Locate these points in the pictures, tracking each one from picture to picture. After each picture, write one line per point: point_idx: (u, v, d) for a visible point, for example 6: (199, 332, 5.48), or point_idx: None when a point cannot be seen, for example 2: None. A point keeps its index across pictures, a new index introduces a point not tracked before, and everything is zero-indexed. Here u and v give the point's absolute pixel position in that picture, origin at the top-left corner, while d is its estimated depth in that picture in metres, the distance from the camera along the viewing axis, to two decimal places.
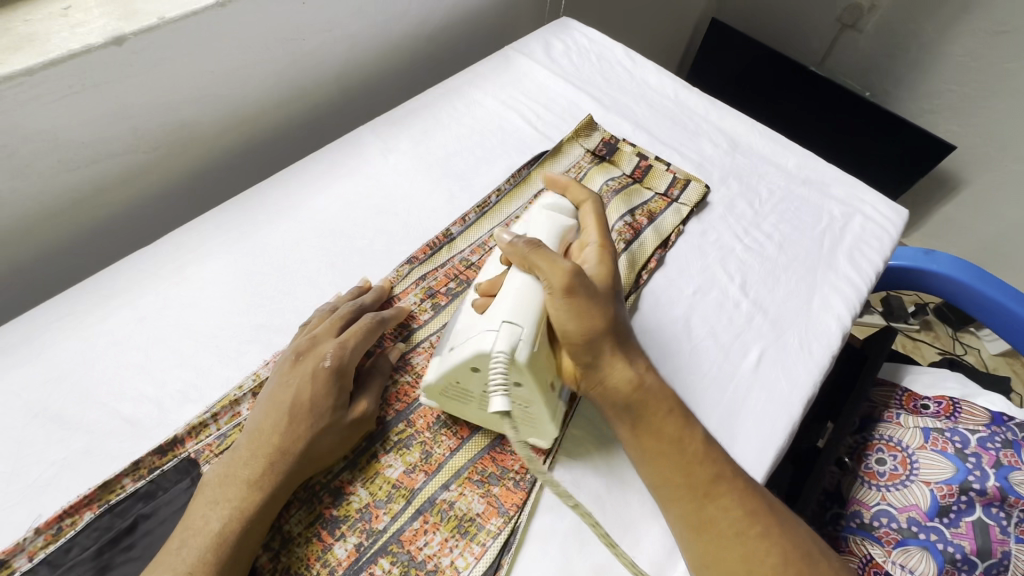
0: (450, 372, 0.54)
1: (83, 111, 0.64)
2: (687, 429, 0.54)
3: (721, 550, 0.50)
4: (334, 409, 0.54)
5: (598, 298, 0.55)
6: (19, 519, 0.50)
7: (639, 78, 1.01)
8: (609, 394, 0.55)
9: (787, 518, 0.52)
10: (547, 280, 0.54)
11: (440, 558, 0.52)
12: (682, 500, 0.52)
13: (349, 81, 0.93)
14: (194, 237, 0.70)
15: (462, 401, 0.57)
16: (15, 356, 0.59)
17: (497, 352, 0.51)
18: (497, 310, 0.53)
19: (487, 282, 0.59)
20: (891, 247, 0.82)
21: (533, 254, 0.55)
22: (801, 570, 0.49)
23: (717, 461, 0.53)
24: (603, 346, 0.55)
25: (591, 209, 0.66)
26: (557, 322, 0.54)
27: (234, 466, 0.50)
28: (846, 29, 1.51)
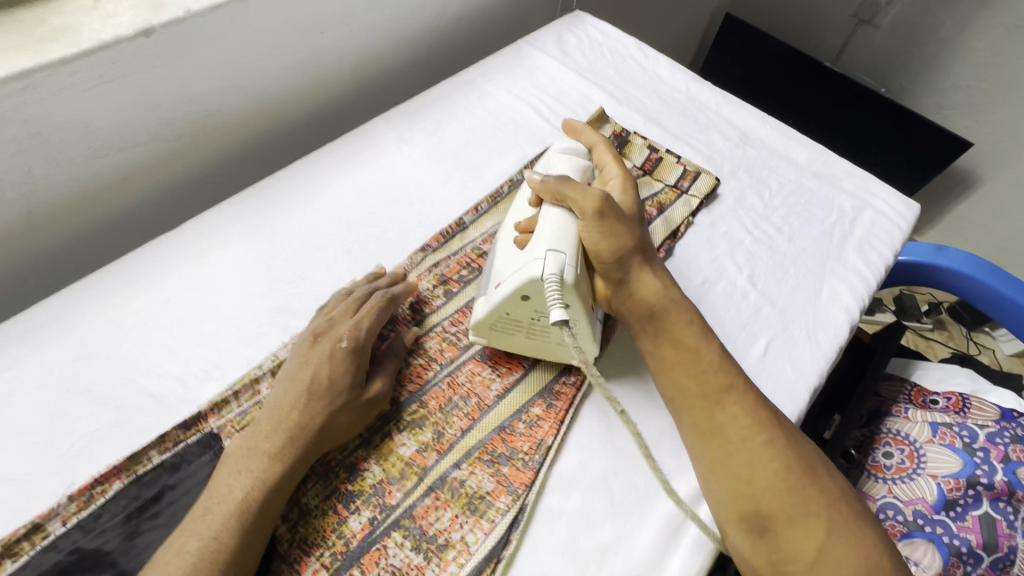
0: (503, 302, 0.59)
1: (111, 99, 0.67)
2: (705, 342, 0.59)
3: (726, 454, 0.53)
4: (353, 385, 0.56)
5: (624, 221, 0.62)
6: (53, 487, 0.53)
7: (650, 71, 1.02)
8: (639, 305, 0.61)
9: (796, 437, 0.54)
10: (580, 208, 0.60)
11: (450, 533, 0.53)
12: (693, 407, 0.56)
13: (365, 74, 0.95)
14: (214, 223, 0.73)
15: (510, 334, 0.62)
16: (46, 334, 0.62)
17: (548, 275, 0.56)
18: (540, 240, 0.59)
19: (526, 221, 0.63)
20: (901, 241, 0.82)
21: (565, 186, 0.62)
22: (800, 483, 0.51)
23: (732, 373, 0.57)
24: (631, 262, 0.61)
25: (604, 150, 0.73)
26: (591, 242, 0.60)
27: (260, 436, 0.52)
28: (862, 25, 1.50)
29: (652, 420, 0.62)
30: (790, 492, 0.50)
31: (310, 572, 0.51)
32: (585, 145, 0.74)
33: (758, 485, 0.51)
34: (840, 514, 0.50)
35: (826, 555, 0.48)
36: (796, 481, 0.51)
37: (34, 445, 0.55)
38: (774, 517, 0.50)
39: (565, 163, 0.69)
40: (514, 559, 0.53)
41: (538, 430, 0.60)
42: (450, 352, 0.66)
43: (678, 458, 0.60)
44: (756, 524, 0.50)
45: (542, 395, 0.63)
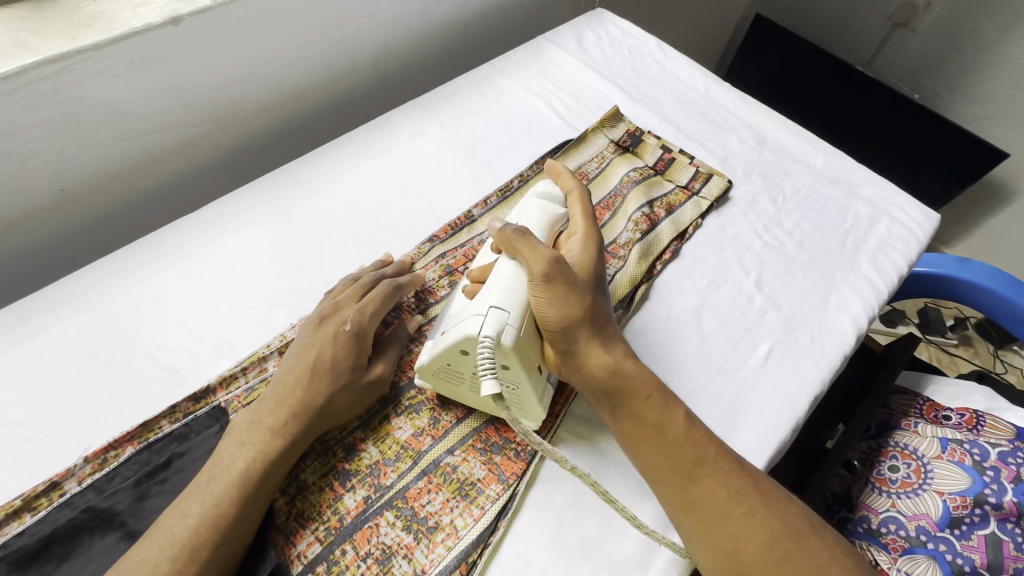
0: (441, 354, 0.57)
1: (139, 84, 0.70)
2: (670, 410, 0.55)
3: (707, 530, 0.50)
4: (355, 368, 0.58)
5: (576, 287, 0.57)
6: (71, 448, 0.56)
7: (669, 71, 1.01)
8: (587, 379, 0.56)
9: (777, 498, 0.51)
10: (529, 266, 0.57)
11: (441, 516, 0.55)
12: (666, 482, 0.52)
13: (385, 66, 0.97)
14: (232, 206, 0.76)
15: (454, 384, 0.59)
16: (71, 306, 0.65)
17: (484, 335, 0.54)
18: (487, 296, 0.56)
19: (479, 270, 0.62)
20: (917, 251, 0.81)
21: (518, 240, 0.59)
22: (789, 549, 0.48)
23: (702, 442, 0.53)
24: (579, 334, 0.56)
25: (578, 198, 0.67)
26: (537, 307, 0.56)
27: (262, 415, 0.54)
28: (897, 29, 1.45)
29: None
30: (780, 562, 0.48)
31: (304, 544, 0.53)
32: (562, 191, 0.69)
33: (743, 560, 0.48)
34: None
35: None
36: (783, 549, 0.48)
37: (55, 409, 0.58)
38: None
39: (535, 209, 0.66)
40: (501, 545, 0.54)
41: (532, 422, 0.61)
42: None
43: None
44: None
45: None
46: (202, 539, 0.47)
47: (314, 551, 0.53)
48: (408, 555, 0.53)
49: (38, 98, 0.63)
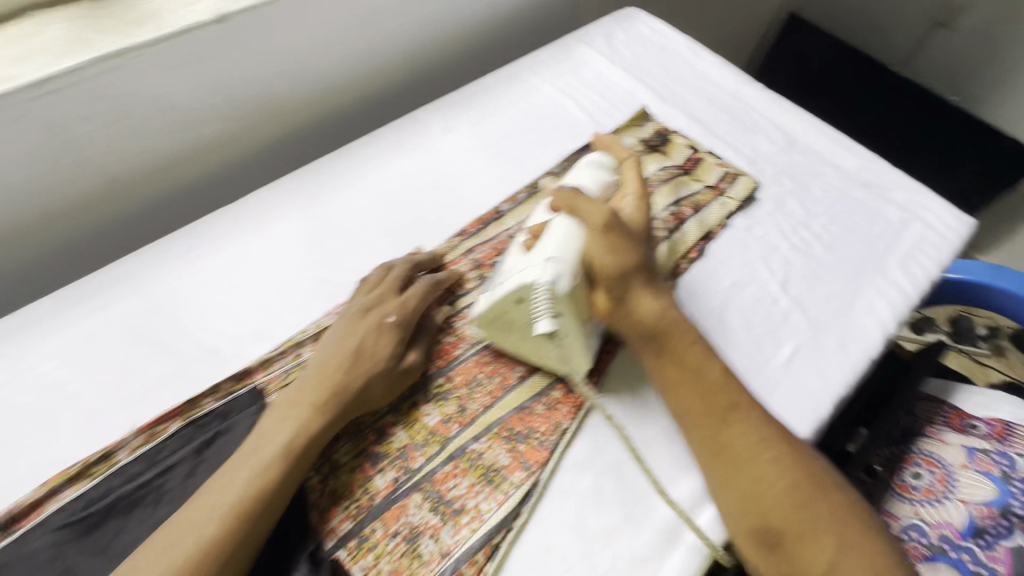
0: (499, 302, 0.61)
1: (188, 79, 0.73)
2: (709, 360, 0.59)
3: (732, 471, 0.54)
4: (393, 355, 0.61)
5: (632, 239, 0.61)
6: (121, 422, 0.60)
7: (699, 71, 1.01)
8: (637, 324, 0.59)
9: (803, 451, 0.55)
10: (589, 220, 0.61)
11: (466, 500, 0.57)
12: (699, 425, 0.56)
13: (418, 63, 0.99)
14: (271, 197, 0.79)
15: (505, 333, 0.63)
16: (122, 288, 0.69)
17: (542, 283, 0.59)
18: (542, 248, 0.61)
19: (537, 226, 0.65)
20: (948, 257, 0.80)
21: (576, 199, 0.62)
22: (809, 497, 0.52)
23: (737, 391, 0.57)
24: (632, 282, 0.60)
25: (632, 166, 0.72)
26: (595, 257, 0.59)
27: (301, 394, 0.57)
28: (937, 29, 1.42)
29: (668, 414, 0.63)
30: (799, 507, 0.51)
31: (337, 520, 0.56)
32: (614, 159, 0.75)
33: (766, 500, 0.52)
34: (851, 528, 0.51)
35: (838, 569, 0.49)
36: (804, 496, 0.52)
37: (108, 384, 0.62)
38: (784, 532, 0.50)
39: (587, 175, 0.71)
40: (524, 531, 0.56)
41: (555, 413, 0.63)
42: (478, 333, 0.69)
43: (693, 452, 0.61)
44: (766, 539, 0.51)
45: (563, 379, 0.65)
46: (247, 505, 0.50)
47: (346, 527, 0.55)
48: (435, 535, 0.55)
49: (96, 91, 0.67)
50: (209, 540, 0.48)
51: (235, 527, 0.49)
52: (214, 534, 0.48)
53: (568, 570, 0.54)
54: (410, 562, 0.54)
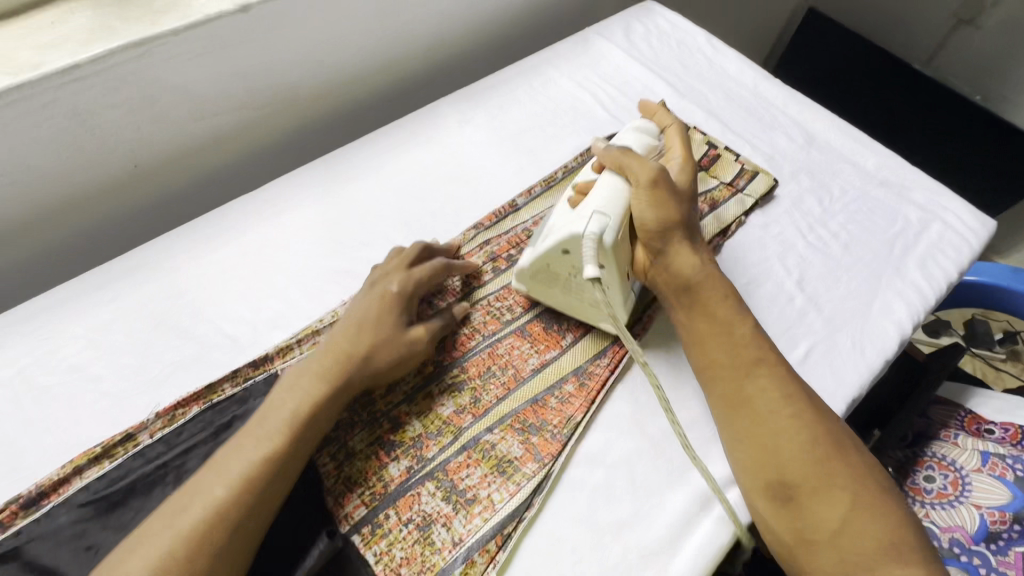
0: (544, 254, 0.64)
1: (209, 68, 0.74)
2: (737, 317, 0.60)
3: (753, 423, 0.53)
4: (395, 323, 0.62)
5: (676, 196, 0.64)
6: (143, 404, 0.61)
7: (718, 66, 1.00)
8: (674, 277, 0.63)
9: (826, 412, 0.54)
10: (635, 176, 0.63)
11: (479, 490, 0.58)
12: (723, 376, 0.57)
13: (435, 56, 0.99)
14: (289, 187, 0.80)
15: (549, 285, 0.67)
16: (144, 274, 0.71)
17: (587, 233, 0.60)
18: (589, 203, 0.63)
19: (583, 182, 0.67)
20: (968, 259, 0.79)
21: (624, 156, 0.64)
22: (828, 454, 0.51)
23: (763, 346, 0.57)
24: (672, 236, 0.63)
25: (676, 132, 0.73)
26: (639, 213, 0.62)
27: (313, 362, 0.58)
28: (961, 26, 1.39)
29: (681, 410, 0.64)
30: (816, 463, 0.50)
31: (351, 506, 0.56)
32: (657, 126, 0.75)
33: (783, 454, 0.51)
34: (867, 488, 0.50)
35: (849, 525, 0.48)
36: (822, 453, 0.51)
37: (130, 367, 0.64)
38: (799, 485, 0.50)
39: (631, 137, 0.71)
40: (535, 521, 0.57)
41: (568, 406, 0.63)
42: (492, 325, 0.69)
43: (704, 449, 0.61)
44: (781, 492, 0.51)
45: (577, 372, 0.66)
46: (256, 475, 0.50)
47: (360, 513, 0.56)
48: (447, 523, 0.56)
49: (120, 79, 0.68)
50: (217, 510, 0.48)
51: (242, 498, 0.49)
52: (221, 501, 0.48)
53: (579, 561, 0.55)
54: (423, 549, 0.54)
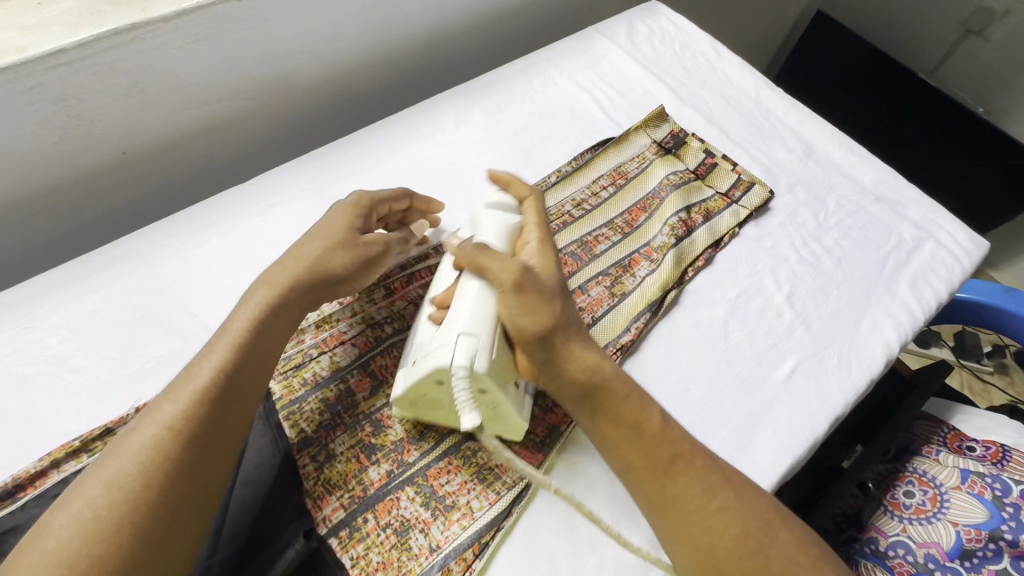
0: (416, 386, 0.55)
1: (201, 56, 0.72)
2: (646, 414, 0.54)
3: (680, 526, 0.50)
4: (350, 228, 0.64)
5: (547, 295, 0.56)
6: (124, 398, 0.61)
7: (720, 71, 0.99)
8: (567, 385, 0.55)
9: (749, 491, 0.52)
10: (498, 279, 0.55)
11: (458, 496, 0.58)
12: (642, 482, 0.52)
13: (434, 49, 0.97)
14: (280, 180, 0.79)
15: (431, 409, 0.58)
16: (130, 264, 0.70)
17: (457, 366, 0.52)
18: (453, 323, 0.55)
19: (443, 294, 0.60)
20: (959, 279, 0.78)
21: (482, 255, 0.57)
22: (760, 542, 0.49)
23: (680, 439, 0.53)
24: (556, 341, 0.54)
25: (533, 205, 0.66)
26: (512, 319, 0.55)
27: (269, 272, 0.59)
28: (968, 36, 1.38)
29: None
30: (749, 555, 0.48)
31: (329, 508, 0.56)
32: (514, 199, 0.67)
33: (716, 553, 0.48)
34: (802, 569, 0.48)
35: None
36: (754, 542, 0.49)
37: (112, 360, 0.63)
38: None
39: (492, 224, 0.63)
40: (513, 530, 0.57)
41: (551, 416, 0.63)
42: None
43: None
44: None
45: None
46: (213, 382, 0.51)
47: (338, 516, 0.56)
48: (425, 529, 0.56)
49: (109, 66, 0.66)
50: (171, 424, 0.48)
51: (196, 411, 0.49)
52: (175, 416, 0.48)
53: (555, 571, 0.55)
54: (399, 554, 0.55)
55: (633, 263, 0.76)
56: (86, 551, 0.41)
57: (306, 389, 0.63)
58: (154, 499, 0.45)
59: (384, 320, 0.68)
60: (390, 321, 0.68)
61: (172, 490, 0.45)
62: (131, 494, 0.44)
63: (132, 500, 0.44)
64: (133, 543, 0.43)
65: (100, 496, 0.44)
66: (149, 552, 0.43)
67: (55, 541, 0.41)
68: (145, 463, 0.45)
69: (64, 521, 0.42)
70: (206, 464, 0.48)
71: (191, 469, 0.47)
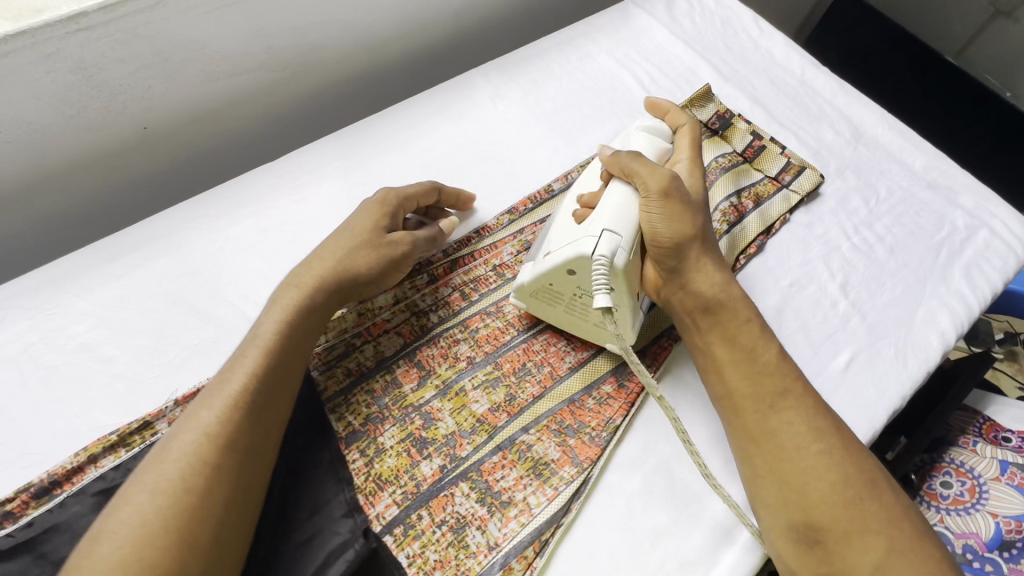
0: (547, 272, 0.59)
1: (226, 21, 0.67)
2: (763, 341, 0.56)
3: (775, 459, 0.51)
4: (376, 228, 0.60)
5: (690, 208, 0.59)
6: (160, 390, 0.57)
7: (763, 49, 0.95)
8: (688, 297, 0.58)
9: (854, 444, 0.52)
10: (645, 184, 0.58)
11: (514, 492, 0.56)
12: (743, 411, 0.54)
13: (466, 22, 0.92)
14: (313, 159, 0.74)
15: (550, 303, 0.62)
16: (157, 247, 0.66)
17: (599, 255, 0.55)
18: (597, 219, 0.57)
19: (590, 195, 0.62)
20: (1013, 269, 0.76)
21: (634, 162, 0.59)
22: (859, 493, 0.49)
23: (789, 375, 0.55)
24: (688, 252, 0.58)
25: (688, 132, 0.68)
26: (651, 224, 0.58)
27: (293, 273, 0.57)
28: (997, 17, 1.34)
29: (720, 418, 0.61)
30: (845, 505, 0.48)
31: (382, 505, 0.54)
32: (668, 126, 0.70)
33: (810, 496, 0.49)
34: (903, 530, 0.47)
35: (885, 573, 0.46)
36: (853, 494, 0.49)
37: (144, 349, 0.60)
38: (828, 528, 0.48)
39: (643, 139, 0.66)
40: (572, 527, 0.55)
41: (606, 408, 0.61)
42: (528, 319, 0.66)
43: None
44: (808, 535, 0.48)
45: (615, 373, 0.63)
46: (247, 388, 0.49)
47: (392, 513, 0.54)
48: (482, 526, 0.54)
49: (131, 32, 0.61)
50: (208, 430, 0.46)
51: (235, 415, 0.48)
52: (211, 421, 0.47)
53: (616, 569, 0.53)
54: (457, 552, 0.53)
55: None
56: (139, 558, 0.40)
57: (351, 380, 0.60)
58: (199, 502, 0.43)
59: (427, 309, 0.65)
60: (435, 310, 0.65)
61: (219, 495, 0.44)
62: (175, 499, 0.43)
63: (178, 504, 0.43)
64: (180, 548, 0.41)
65: (146, 502, 0.43)
66: (199, 555, 0.42)
67: (108, 547, 0.41)
68: (186, 468, 0.44)
69: (117, 525, 0.42)
70: (248, 468, 0.47)
71: (236, 471, 0.46)
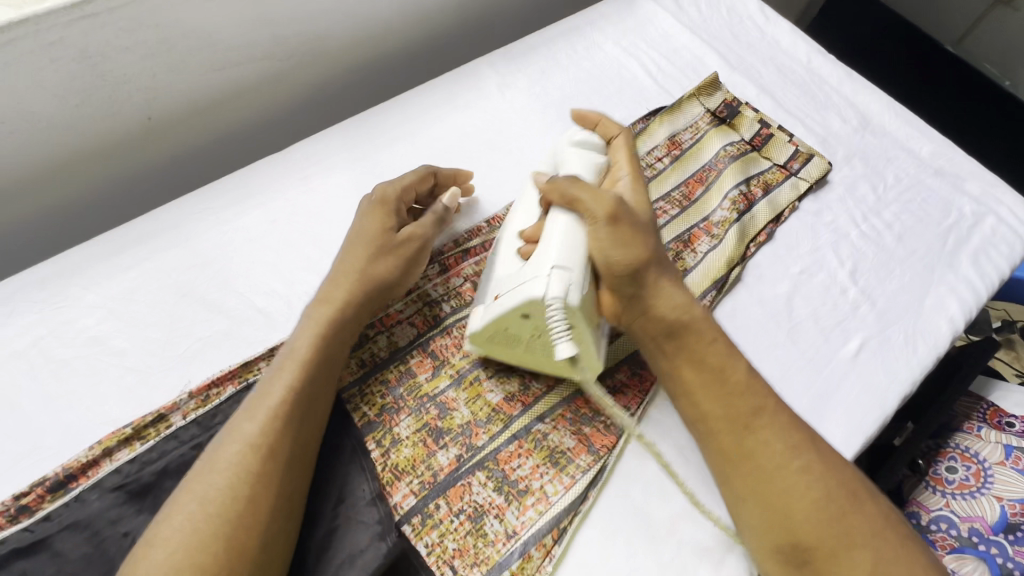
0: (500, 318, 0.55)
1: (232, 9, 0.66)
2: (731, 361, 0.54)
3: (755, 481, 0.49)
4: (387, 230, 0.60)
5: (640, 229, 0.56)
6: (173, 382, 0.57)
7: (770, 38, 0.94)
8: (653, 322, 0.56)
9: (833, 457, 0.51)
10: (590, 211, 0.55)
11: (531, 481, 0.56)
12: (718, 434, 0.52)
13: (470, 11, 0.91)
14: (320, 149, 0.74)
15: (510, 346, 0.58)
16: (166, 238, 0.65)
17: (551, 297, 0.52)
18: (543, 258, 0.54)
19: (533, 228, 0.60)
20: (1020, 255, 0.77)
21: (573, 188, 0.57)
22: (844, 508, 0.48)
23: (761, 393, 0.53)
24: (646, 277, 0.55)
25: (622, 143, 0.66)
26: (602, 252, 0.55)
27: (323, 290, 0.57)
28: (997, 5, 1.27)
29: None
30: (831, 521, 0.47)
31: (399, 494, 0.54)
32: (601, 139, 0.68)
33: (795, 518, 0.47)
34: (888, 539, 0.47)
35: None
36: (836, 509, 0.48)
37: (155, 342, 0.59)
38: (815, 548, 0.47)
39: (575, 158, 0.64)
40: (589, 514, 0.55)
41: (621, 398, 0.61)
42: None
43: None
44: (796, 556, 0.47)
45: (629, 362, 0.64)
46: (286, 402, 0.50)
47: (409, 503, 0.54)
48: (500, 515, 0.54)
49: (138, 20, 0.60)
50: (251, 441, 0.47)
51: (277, 425, 0.49)
52: (254, 433, 0.48)
53: (634, 556, 0.53)
54: (475, 541, 0.52)
55: (693, 238, 0.73)
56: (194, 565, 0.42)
57: (366, 370, 0.60)
58: (248, 511, 0.45)
59: (440, 299, 0.65)
60: (447, 300, 0.65)
61: (267, 501, 0.46)
62: (223, 506, 0.44)
63: (227, 513, 0.44)
64: (229, 554, 0.43)
65: (196, 511, 0.44)
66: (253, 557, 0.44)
67: (161, 553, 0.42)
68: (233, 479, 0.46)
69: (170, 533, 0.43)
70: (293, 475, 0.48)
71: (280, 477, 0.47)
